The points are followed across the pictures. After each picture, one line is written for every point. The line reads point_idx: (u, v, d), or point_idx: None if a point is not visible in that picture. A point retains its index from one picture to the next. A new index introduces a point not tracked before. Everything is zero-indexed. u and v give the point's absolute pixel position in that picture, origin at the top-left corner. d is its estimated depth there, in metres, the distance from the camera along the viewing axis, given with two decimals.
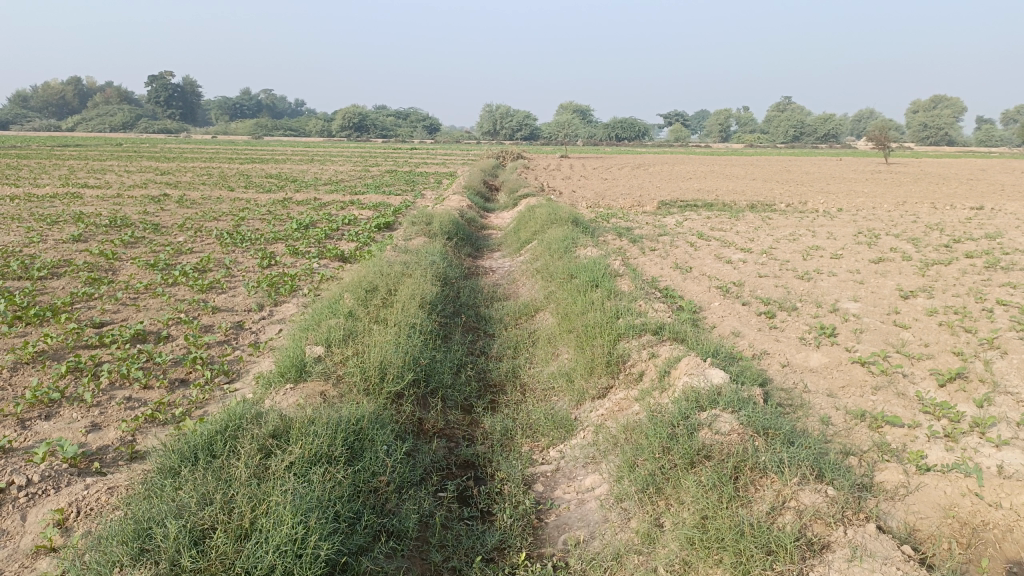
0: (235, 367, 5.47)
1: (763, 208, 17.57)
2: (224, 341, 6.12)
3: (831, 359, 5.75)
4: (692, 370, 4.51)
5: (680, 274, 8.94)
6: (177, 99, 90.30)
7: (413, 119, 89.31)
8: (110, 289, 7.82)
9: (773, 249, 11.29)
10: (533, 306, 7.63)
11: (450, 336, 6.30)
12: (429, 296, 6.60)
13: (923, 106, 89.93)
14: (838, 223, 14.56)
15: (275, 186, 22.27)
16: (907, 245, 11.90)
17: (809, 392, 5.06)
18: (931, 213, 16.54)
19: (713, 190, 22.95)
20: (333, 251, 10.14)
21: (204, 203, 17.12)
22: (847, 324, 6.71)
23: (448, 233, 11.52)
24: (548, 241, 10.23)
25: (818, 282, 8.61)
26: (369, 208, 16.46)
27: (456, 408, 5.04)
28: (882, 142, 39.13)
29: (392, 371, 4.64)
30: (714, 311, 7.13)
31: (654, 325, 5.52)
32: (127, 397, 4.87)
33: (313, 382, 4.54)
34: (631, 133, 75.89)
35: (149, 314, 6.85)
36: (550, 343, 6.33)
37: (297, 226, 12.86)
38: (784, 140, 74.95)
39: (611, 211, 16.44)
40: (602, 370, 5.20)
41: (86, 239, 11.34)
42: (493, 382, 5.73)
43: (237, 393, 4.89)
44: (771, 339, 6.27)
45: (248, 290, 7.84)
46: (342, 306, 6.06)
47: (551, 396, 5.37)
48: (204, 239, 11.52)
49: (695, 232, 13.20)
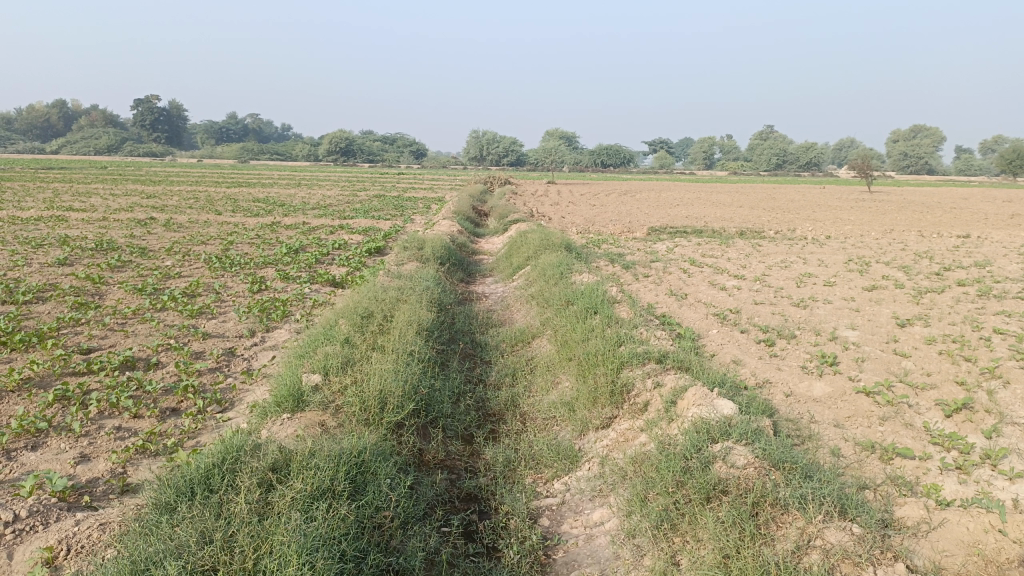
0: (228, 396, 5.32)
1: (752, 235, 17.63)
2: (216, 368, 5.97)
3: (834, 389, 5.68)
4: (701, 400, 4.41)
5: (676, 301, 8.88)
6: (163, 123, 90.19)
7: (400, 144, 89.57)
8: (97, 314, 7.66)
9: (766, 276, 11.28)
10: (530, 333, 7.54)
11: (448, 364, 6.18)
12: (425, 322, 6.50)
13: (904, 136, 91.27)
14: (828, 251, 14.62)
15: (263, 210, 22.16)
16: (898, 273, 11.93)
17: (815, 423, 4.98)
18: (918, 241, 16.65)
19: (701, 216, 23.06)
20: (325, 277, 10.02)
21: (192, 226, 16.96)
22: (847, 352, 6.65)
23: (440, 258, 11.43)
24: (542, 267, 10.16)
25: (815, 309, 8.58)
26: (359, 233, 16.37)
27: (457, 438, 4.91)
28: (865, 171, 39.57)
29: (391, 401, 4.52)
30: (713, 339, 7.06)
31: (657, 354, 5.43)
32: (117, 427, 4.71)
33: (311, 412, 4.41)
34: (617, 160, 76.42)
35: (138, 340, 6.68)
36: (549, 370, 6.22)
37: (287, 250, 12.74)
38: (768, 168, 75.71)
39: (602, 237, 16.44)
40: (605, 400, 5.09)
41: (72, 262, 11.16)
42: (492, 411, 5.61)
43: (231, 424, 4.74)
44: (773, 367, 6.20)
45: (239, 315, 7.70)
46: (338, 333, 5.94)
47: (552, 426, 5.25)
48: (193, 263, 11.37)
49: (688, 258, 13.19)
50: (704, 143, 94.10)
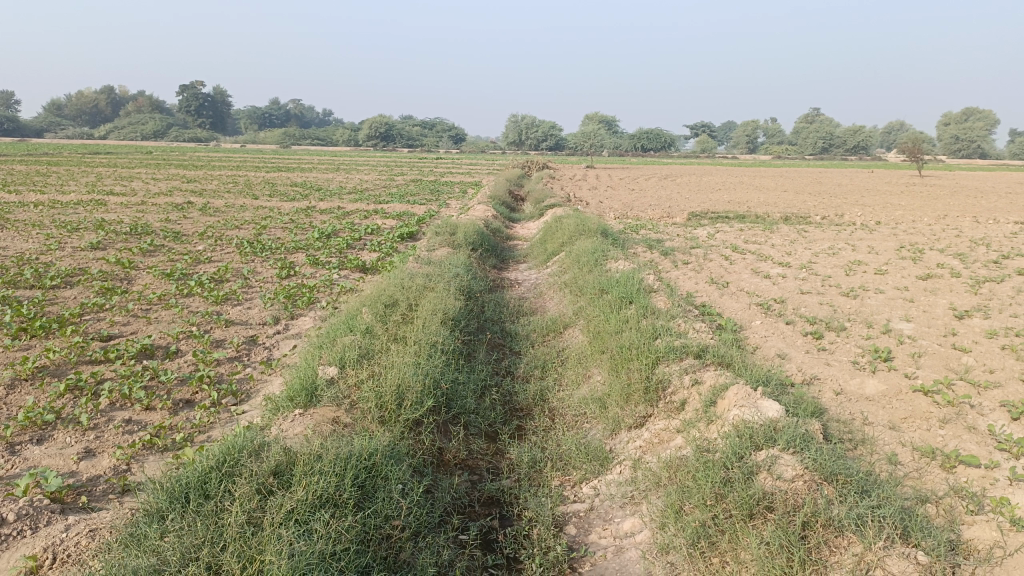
0: (245, 387, 5.11)
1: (797, 220, 17.01)
2: (235, 357, 5.77)
3: (888, 387, 5.28)
4: (744, 399, 4.05)
5: (717, 289, 8.49)
6: (207, 108, 91.35)
7: (439, 130, 89.49)
8: (122, 299, 7.53)
9: (812, 263, 10.79)
10: (562, 322, 7.22)
11: (474, 355, 5.90)
12: (452, 311, 6.22)
13: (956, 119, 88.21)
14: (878, 237, 14.00)
15: (300, 195, 22.12)
16: (954, 261, 11.32)
17: (868, 426, 4.60)
18: (974, 227, 15.88)
19: (743, 201, 22.45)
20: (355, 262, 9.82)
21: (227, 211, 16.92)
22: (902, 347, 6.21)
23: (473, 243, 11.15)
24: (577, 253, 9.82)
25: (865, 300, 8.11)
26: (393, 218, 16.15)
27: (480, 435, 4.63)
28: (914, 154, 38.15)
29: (410, 397, 4.25)
30: (757, 330, 6.67)
31: (696, 348, 5.06)
32: (127, 420, 4.52)
33: (324, 407, 4.16)
34: (658, 144, 75.28)
35: (159, 327, 6.52)
36: (581, 363, 5.91)
37: (319, 235, 12.59)
38: (813, 151, 73.82)
39: (641, 222, 16.01)
40: (640, 397, 4.75)
41: (104, 246, 11.14)
42: (519, 406, 5.34)
43: (243, 417, 4.52)
44: (820, 362, 5.80)
45: (264, 302, 7.51)
46: (359, 323, 5.69)
47: (583, 423, 4.95)
48: (224, 248, 11.27)
49: (729, 245, 12.73)
50: (746, 126, 92.20)
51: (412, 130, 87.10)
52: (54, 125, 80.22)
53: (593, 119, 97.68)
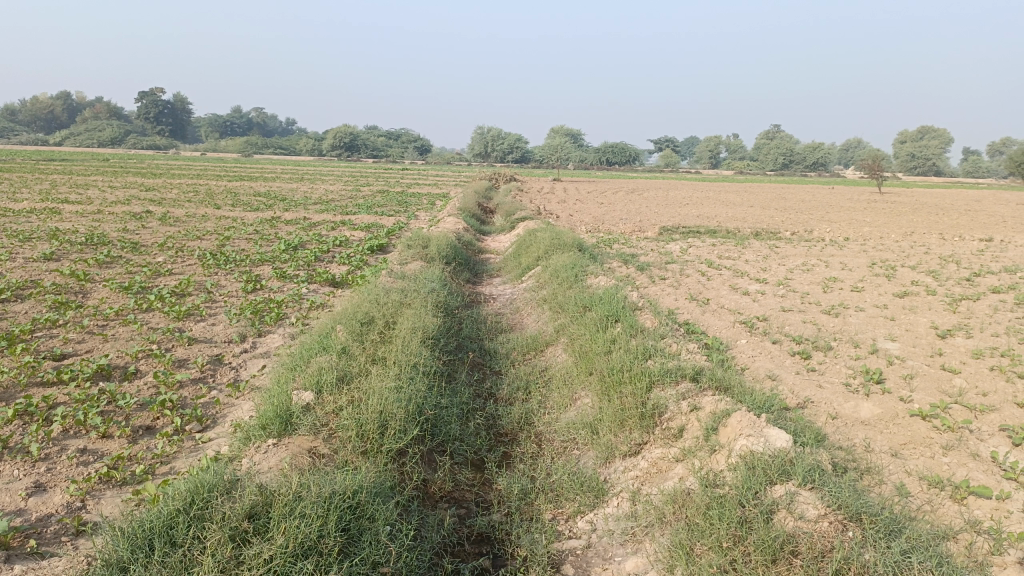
0: (211, 412, 4.76)
1: (767, 236, 17.02)
2: (199, 379, 5.41)
3: (884, 411, 5.14)
4: (749, 427, 3.84)
5: (698, 306, 8.33)
6: (167, 116, 89.69)
7: (405, 141, 89.04)
8: (77, 314, 7.11)
9: (788, 279, 10.71)
10: (543, 340, 6.99)
11: (455, 377, 5.62)
12: (431, 330, 5.93)
13: (911, 138, 90.54)
14: (848, 253, 14.04)
15: (263, 205, 21.58)
16: (926, 278, 11.33)
17: (871, 453, 4.42)
18: (941, 244, 16.02)
19: (711, 216, 22.50)
20: (324, 276, 9.49)
21: (188, 221, 16.38)
22: (892, 368, 6.08)
23: (446, 256, 10.89)
24: (554, 268, 9.60)
25: (848, 318, 7.99)
26: (361, 229, 15.80)
27: (466, 464, 4.35)
28: (874, 170, 38.80)
29: (393, 424, 3.95)
30: (744, 350, 6.49)
31: (692, 371, 4.83)
32: (81, 449, 4.16)
33: (301, 436, 3.85)
34: (623, 158, 75.86)
35: (116, 345, 6.13)
36: (567, 385, 5.67)
37: (286, 247, 12.19)
38: (774, 168, 74.87)
39: (613, 236, 15.88)
40: (634, 423, 4.50)
41: (59, 257, 10.62)
42: (504, 430, 5.08)
43: (210, 446, 4.19)
44: (812, 384, 5.63)
45: (230, 318, 7.14)
46: (335, 342, 5.37)
47: (572, 450, 4.70)
48: (186, 260, 10.83)
49: (704, 260, 12.63)
50: (709, 142, 93.32)
51: (377, 141, 86.52)
52: (7, 131, 78.08)
53: (558, 133, 98.11)
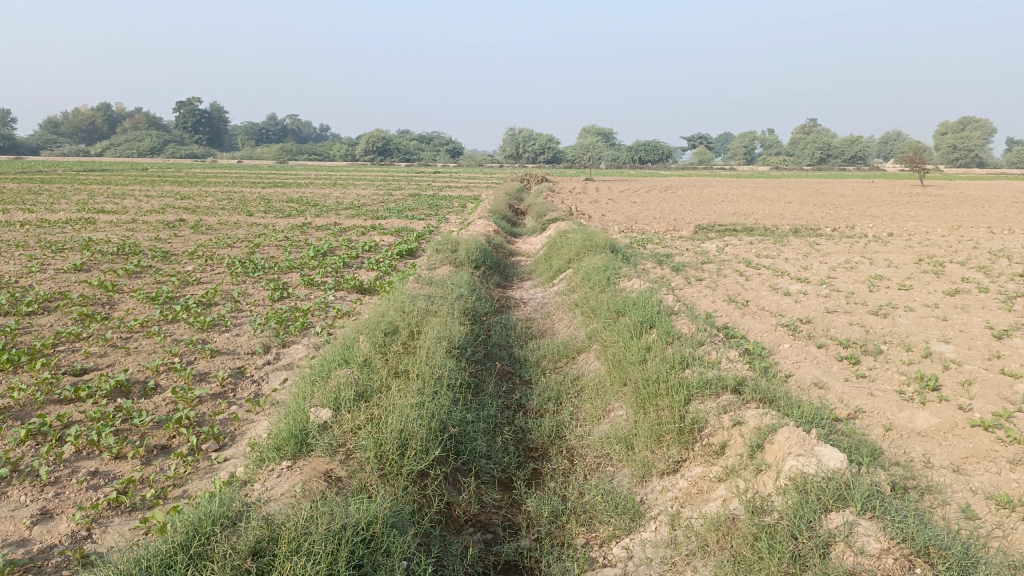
0: (228, 429, 4.58)
1: (806, 233, 16.52)
2: (219, 394, 5.23)
3: (942, 421, 4.77)
4: (798, 445, 3.52)
5: (737, 308, 7.99)
6: (204, 124, 90.97)
7: (437, 144, 89.30)
8: (101, 327, 7.02)
9: (831, 278, 10.28)
10: (575, 347, 6.72)
11: (482, 388, 5.38)
12: (457, 339, 5.69)
13: (953, 129, 88.44)
14: (893, 249, 13.53)
15: (295, 211, 21.61)
16: (978, 274, 10.83)
17: (930, 470, 4.07)
18: (990, 238, 15.36)
19: (748, 213, 21.97)
20: (352, 283, 9.34)
21: (219, 228, 16.39)
22: (949, 373, 5.68)
23: (475, 260, 10.68)
24: (586, 270, 9.32)
25: (896, 319, 7.59)
26: (391, 233, 15.67)
27: (493, 484, 4.10)
28: (915, 162, 37.78)
29: (413, 443, 3.71)
30: (787, 355, 6.15)
31: (733, 382, 4.51)
32: (93, 471, 4.00)
33: (316, 458, 3.63)
34: (656, 156, 75.17)
35: (138, 358, 6.01)
36: (600, 395, 5.40)
37: (315, 254, 12.08)
38: (811, 162, 73.50)
39: (647, 236, 15.53)
40: (673, 439, 4.21)
41: (89, 268, 10.62)
42: (534, 445, 4.83)
43: (225, 468, 4.00)
44: (863, 393, 5.27)
45: (254, 328, 6.99)
46: (356, 354, 5.16)
47: (606, 467, 4.43)
48: (215, 268, 10.76)
49: (741, 259, 12.24)
50: (743, 137, 91.88)
51: (409, 144, 86.79)
52: (50, 143, 79.95)
53: (590, 132, 97.44)
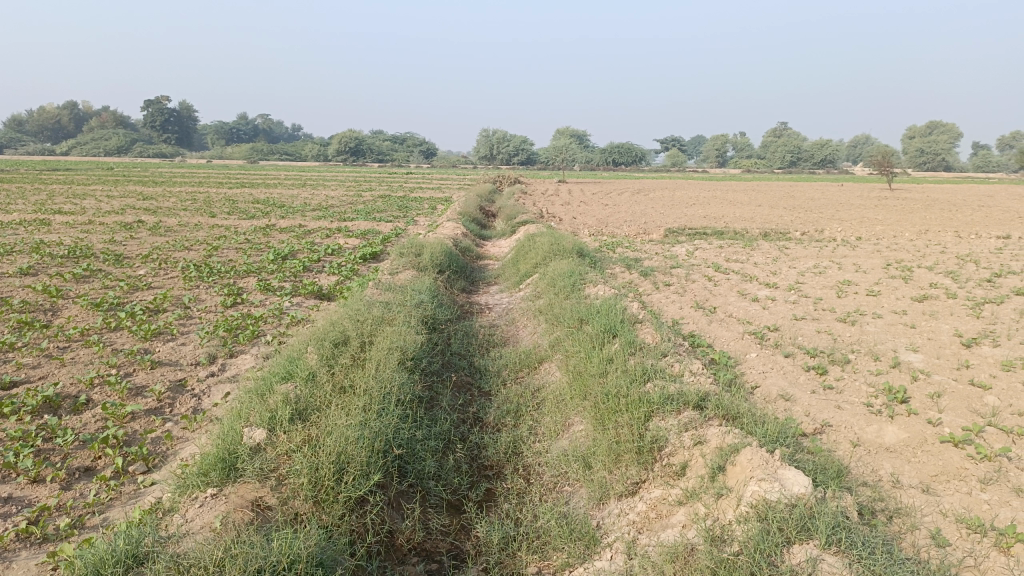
0: (159, 450, 4.28)
1: (776, 237, 16.46)
2: (155, 410, 4.92)
3: (910, 437, 4.61)
4: (761, 467, 3.31)
5: (704, 316, 7.82)
6: (173, 123, 89.52)
7: (410, 145, 88.73)
8: (38, 336, 6.65)
9: (800, 284, 10.16)
10: (537, 356, 6.49)
11: (436, 402, 5.12)
12: (411, 349, 5.44)
13: (919, 133, 89.85)
14: (862, 254, 13.49)
15: (261, 212, 21.15)
16: (945, 280, 10.78)
17: (899, 490, 3.89)
18: (956, 243, 15.40)
19: (719, 216, 21.91)
20: (310, 288, 9.03)
21: (180, 230, 15.94)
22: (917, 384, 5.54)
23: (440, 264, 10.41)
24: (551, 276, 9.09)
25: (865, 326, 7.45)
26: (357, 236, 15.33)
27: (442, 508, 3.85)
28: (883, 165, 38.12)
29: (351, 468, 3.45)
30: (753, 365, 5.97)
31: (696, 397, 4.30)
32: (5, 497, 3.67)
33: (245, 485, 3.36)
34: (629, 158, 75.38)
35: (72, 370, 5.67)
36: (559, 409, 5.17)
37: (275, 257, 11.73)
38: (781, 165, 74.10)
39: (617, 239, 15.36)
40: (632, 459, 3.99)
41: (37, 272, 10.18)
42: (488, 463, 4.58)
43: (151, 494, 3.70)
44: (830, 406, 5.10)
45: (201, 337, 6.67)
46: (301, 367, 4.88)
47: (563, 487, 4.20)
48: (168, 272, 10.37)
49: (710, 263, 12.10)
50: (715, 140, 92.41)
51: (382, 144, 86.13)
52: (13, 141, 78.22)
53: (563, 134, 97.55)
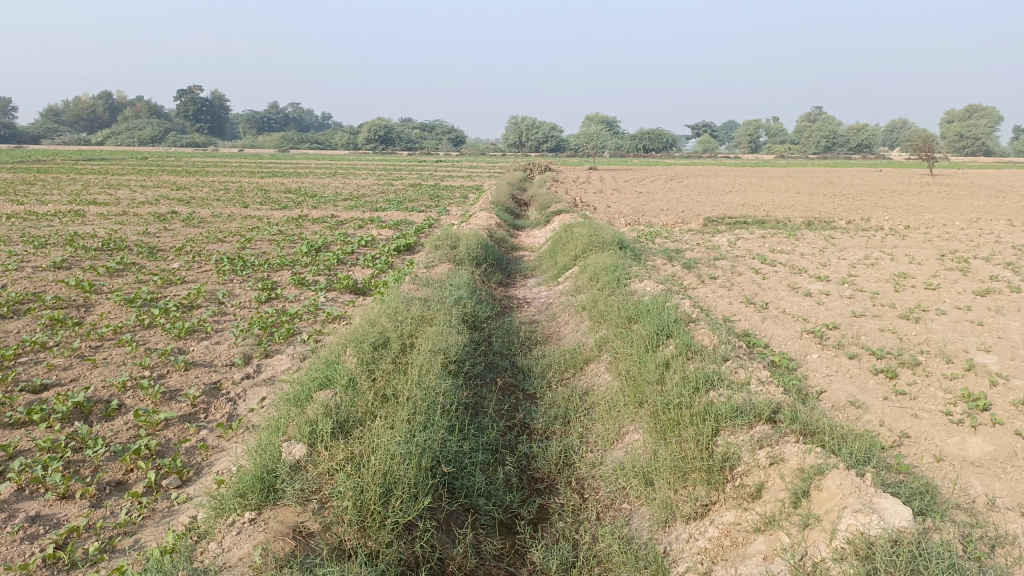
0: (194, 461, 4.06)
1: (820, 225, 15.92)
2: (189, 416, 4.69)
3: (999, 450, 4.22)
4: (854, 495, 2.98)
5: (756, 312, 7.45)
6: (206, 112, 90.25)
7: (440, 132, 88.47)
8: (71, 334, 6.48)
9: (852, 276, 9.71)
10: (583, 356, 6.18)
11: (481, 409, 4.84)
12: (454, 352, 5.16)
13: (958, 116, 87.66)
14: (913, 244, 12.95)
15: (293, 202, 20.99)
16: (1005, 271, 10.25)
17: (998, 515, 3.52)
18: (1011, 231, 14.76)
19: (757, 204, 21.35)
20: (345, 283, 8.80)
21: (213, 221, 15.87)
22: (998, 390, 5.14)
23: (477, 257, 10.13)
24: (593, 269, 8.76)
25: (929, 324, 7.02)
26: (389, 227, 15.11)
27: (493, 529, 3.57)
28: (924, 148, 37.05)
29: (399, 490, 3.17)
30: (816, 368, 5.60)
31: (768, 408, 3.96)
32: (33, 516, 3.46)
33: (285, 509, 3.10)
34: (660, 144, 74.46)
35: (104, 372, 5.48)
36: (612, 416, 4.86)
37: (308, 249, 11.53)
38: (816, 151, 72.60)
39: (655, 229, 14.96)
40: (700, 478, 3.67)
41: (70, 265, 10.07)
42: (539, 475, 4.30)
43: (185, 513, 3.47)
44: (906, 414, 4.72)
45: (235, 336, 6.46)
46: (340, 372, 4.61)
47: (622, 505, 3.90)
48: (202, 266, 10.23)
49: (755, 254, 11.66)
50: (747, 125, 90.89)
51: (411, 132, 85.96)
52: (49, 131, 79.31)
53: (593, 121, 96.66)
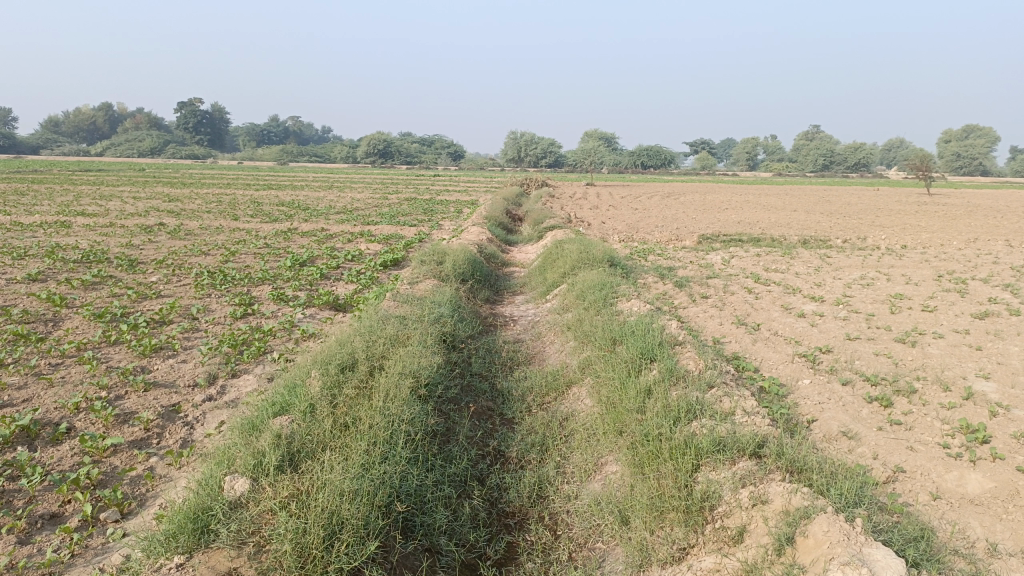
0: (137, 493, 3.78)
1: (816, 244, 15.70)
2: (139, 442, 4.42)
3: (999, 488, 3.96)
4: (841, 544, 2.72)
5: (747, 334, 7.19)
6: (206, 125, 90.40)
7: (439, 147, 88.48)
8: (32, 350, 6.21)
9: (848, 297, 9.46)
10: (565, 378, 5.91)
11: (451, 436, 4.58)
12: (425, 375, 4.90)
13: (956, 135, 87.78)
14: (910, 264, 12.71)
15: (284, 215, 20.74)
16: (1004, 293, 10.00)
17: (999, 563, 3.25)
18: (1009, 252, 14.53)
19: (753, 221, 21.14)
20: (325, 299, 8.53)
21: (200, 233, 15.60)
22: (998, 421, 4.87)
23: (463, 273, 9.88)
24: (580, 288, 8.50)
25: (926, 348, 6.76)
26: (379, 241, 14.85)
27: (454, 571, 3.30)
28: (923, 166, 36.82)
29: (346, 532, 2.91)
30: (808, 395, 5.34)
31: (753, 442, 3.70)
32: None
33: (218, 553, 2.85)
34: (658, 161, 74.45)
35: (59, 392, 5.20)
36: (591, 445, 4.59)
37: (292, 263, 11.27)
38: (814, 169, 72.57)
39: (648, 246, 14.72)
40: (678, 519, 3.40)
41: (45, 278, 9.79)
42: (509, 509, 4.03)
43: (118, 552, 3.19)
44: (901, 447, 4.46)
45: (203, 354, 6.19)
46: (301, 396, 4.34)
47: (594, 544, 3.63)
48: (182, 279, 9.97)
49: (749, 273, 11.42)
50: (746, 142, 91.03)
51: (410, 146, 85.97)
52: (48, 142, 79.19)
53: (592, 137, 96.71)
